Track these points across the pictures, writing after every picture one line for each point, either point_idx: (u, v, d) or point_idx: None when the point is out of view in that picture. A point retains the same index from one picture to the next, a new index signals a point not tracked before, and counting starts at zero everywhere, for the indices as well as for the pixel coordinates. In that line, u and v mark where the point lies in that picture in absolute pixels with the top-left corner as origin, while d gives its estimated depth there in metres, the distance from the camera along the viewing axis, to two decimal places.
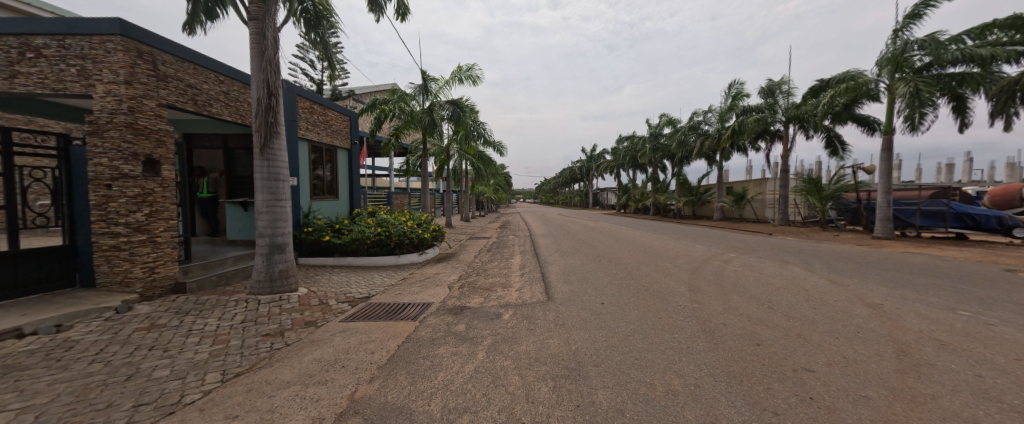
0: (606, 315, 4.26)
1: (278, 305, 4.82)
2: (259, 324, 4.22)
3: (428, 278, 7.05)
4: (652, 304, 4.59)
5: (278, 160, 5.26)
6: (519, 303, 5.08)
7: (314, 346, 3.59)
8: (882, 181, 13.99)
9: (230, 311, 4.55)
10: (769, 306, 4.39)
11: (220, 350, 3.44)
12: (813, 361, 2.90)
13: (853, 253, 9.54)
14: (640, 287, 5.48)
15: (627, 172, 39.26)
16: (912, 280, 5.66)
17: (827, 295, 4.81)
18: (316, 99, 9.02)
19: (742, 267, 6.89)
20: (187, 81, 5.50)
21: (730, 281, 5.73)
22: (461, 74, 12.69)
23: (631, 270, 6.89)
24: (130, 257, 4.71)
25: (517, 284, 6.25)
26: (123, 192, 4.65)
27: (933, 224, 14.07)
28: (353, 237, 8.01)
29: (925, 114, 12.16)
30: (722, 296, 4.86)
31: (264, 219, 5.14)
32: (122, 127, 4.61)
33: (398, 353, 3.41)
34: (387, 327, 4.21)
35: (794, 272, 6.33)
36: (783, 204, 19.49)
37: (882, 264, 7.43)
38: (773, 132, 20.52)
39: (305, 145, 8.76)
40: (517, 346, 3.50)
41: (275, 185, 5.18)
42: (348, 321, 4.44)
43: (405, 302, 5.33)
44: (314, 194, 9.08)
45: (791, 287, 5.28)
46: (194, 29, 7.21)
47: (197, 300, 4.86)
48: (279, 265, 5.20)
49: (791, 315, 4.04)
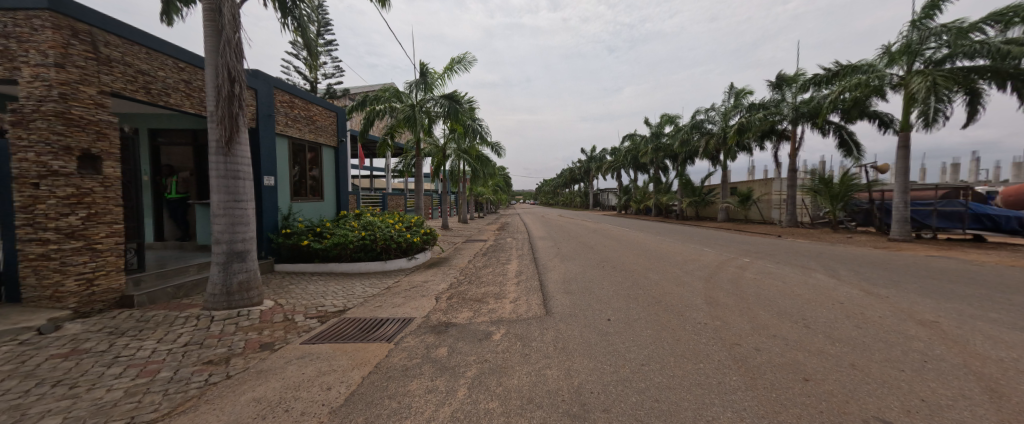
0: (614, 336, 3.62)
1: (233, 322, 4.16)
2: (205, 347, 3.58)
3: (415, 287, 6.39)
4: (667, 323, 3.94)
5: (238, 156, 4.61)
6: (513, 318, 4.44)
7: (260, 379, 2.94)
8: (898, 181, 13.30)
9: (175, 331, 3.90)
10: (805, 324, 3.72)
11: (141, 387, 2.79)
12: (886, 406, 2.25)
13: (875, 257, 8.87)
14: (649, 300, 4.83)
15: (628, 173, 38.69)
16: (957, 291, 5.02)
17: (869, 310, 4.15)
18: (297, 92, 8.35)
19: (761, 275, 6.25)
20: (137, 66, 4.86)
21: (752, 292, 5.08)
22: (456, 65, 12.11)
23: (638, 278, 6.22)
24: (62, 268, 4.04)
25: (512, 295, 5.60)
26: (52, 191, 3.99)
27: (950, 226, 13.43)
28: (335, 242, 7.33)
29: (942, 110, 11.46)
30: (747, 310, 4.22)
31: (221, 223, 4.46)
32: (50, 117, 3.97)
33: (358, 391, 2.75)
34: (354, 350, 3.54)
35: (821, 281, 5.67)
36: (791, 205, 18.90)
37: (914, 270, 6.76)
38: (780, 131, 19.79)
39: (284, 142, 8.10)
40: (507, 379, 2.85)
41: (235, 184, 4.53)
42: (310, 343, 3.76)
43: (383, 318, 4.67)
44: (295, 194, 8.43)
45: (823, 300, 4.62)
46: (171, 18, 6.44)
47: (141, 318, 4.20)
48: (239, 275, 4.54)
49: (833, 336, 3.40)
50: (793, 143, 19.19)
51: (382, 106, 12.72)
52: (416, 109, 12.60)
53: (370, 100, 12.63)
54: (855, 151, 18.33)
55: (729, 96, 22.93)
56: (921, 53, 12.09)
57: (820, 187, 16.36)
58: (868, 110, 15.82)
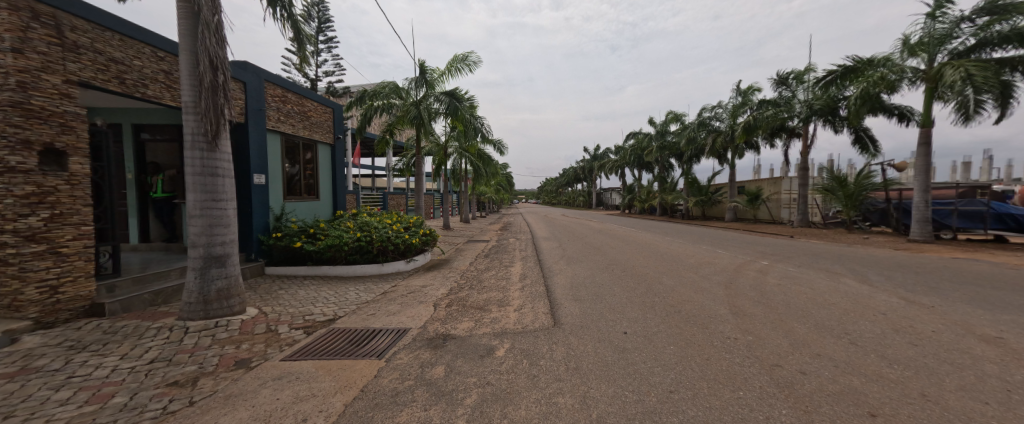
0: (633, 353, 3.19)
1: (210, 334, 3.77)
2: (173, 365, 3.19)
3: (412, 292, 5.97)
4: (692, 337, 3.49)
5: (218, 151, 4.17)
6: (519, 330, 4.03)
7: (226, 407, 2.53)
8: (919, 179, 12.70)
9: (143, 345, 3.50)
10: (851, 340, 3.27)
11: (86, 417, 2.38)
12: None
13: (902, 260, 8.37)
14: (668, 310, 4.39)
15: (631, 171, 38.10)
16: (1009, 299, 4.54)
17: (919, 323, 3.69)
18: (289, 86, 7.95)
19: (785, 280, 5.78)
20: (110, 54, 4.48)
21: (781, 301, 4.62)
22: (458, 62, 11.70)
23: (653, 284, 5.77)
24: (21, 274, 3.64)
25: (517, 302, 5.19)
26: (9, 190, 3.58)
27: (971, 226, 12.88)
28: (329, 244, 6.91)
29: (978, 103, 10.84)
30: (780, 323, 3.77)
31: (197, 224, 4.03)
32: (6, 107, 3.55)
33: (339, 422, 2.33)
34: (340, 370, 3.12)
35: (853, 288, 5.21)
36: (802, 204, 18.35)
37: (949, 275, 6.26)
38: (791, 129, 19.11)
39: (276, 138, 7.70)
40: (513, 409, 2.42)
41: (214, 182, 4.11)
42: (292, 359, 3.33)
43: (375, 329, 4.25)
44: (289, 194, 8.03)
45: (862, 310, 4.15)
46: None
47: (109, 329, 3.81)
48: (218, 282, 4.14)
49: (888, 356, 2.95)
50: (805, 141, 18.61)
51: (380, 103, 12.23)
52: (416, 105, 12.13)
53: (369, 96, 12.18)
54: (871, 148, 17.75)
55: (737, 93, 22.36)
56: (946, 45, 11.63)
57: (834, 187, 15.78)
58: (884, 106, 15.26)
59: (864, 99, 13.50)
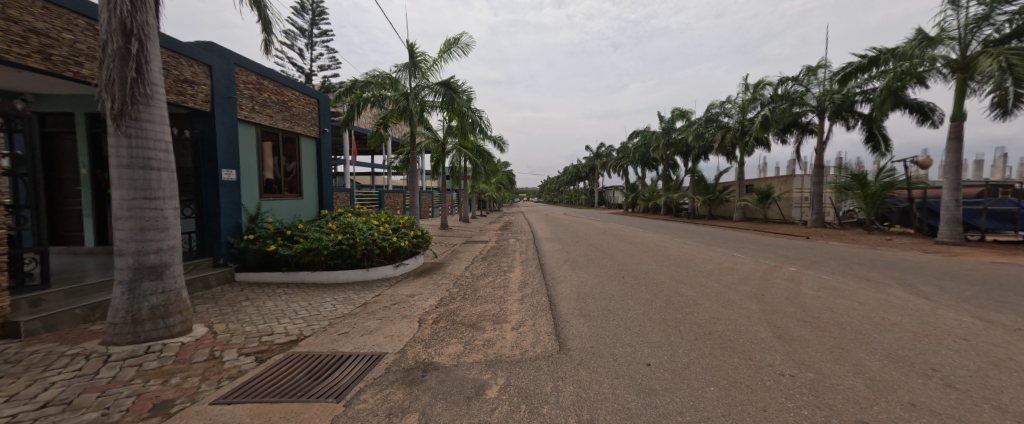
0: (663, 398, 2.46)
1: (136, 364, 3.08)
2: (69, 410, 2.47)
3: (397, 304, 5.24)
4: (735, 373, 2.75)
5: (146, 138, 3.41)
6: (517, 358, 3.28)
7: None
8: (948, 177, 11.84)
9: (43, 379, 2.78)
10: (948, 382, 2.51)
11: None
12: None
13: (941, 265, 7.57)
14: (696, 332, 3.65)
15: (635, 169, 37.21)
16: None
17: (1020, 355, 2.93)
18: (265, 73, 7.23)
19: (823, 291, 5.04)
20: (27, 23, 3.75)
21: (831, 320, 3.86)
22: (451, 48, 10.95)
23: (671, 296, 5.03)
24: None
25: (515, 317, 4.47)
26: None
27: (1001, 227, 12.06)
28: (306, 247, 6.16)
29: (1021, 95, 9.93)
30: (842, 353, 3.01)
31: (124, 228, 3.31)
32: None
33: None
34: (282, 419, 2.39)
35: (910, 302, 4.45)
36: (817, 203, 17.52)
37: (1010, 284, 5.47)
38: (804, 124, 18.37)
39: (250, 129, 6.96)
40: None
41: (141, 176, 3.37)
42: (227, 402, 2.60)
43: (343, 356, 3.50)
44: (266, 192, 7.31)
45: (937, 334, 3.39)
46: None
47: (14, 356, 3.11)
48: (151, 298, 3.44)
49: (1017, 410, 2.17)
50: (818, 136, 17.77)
51: (370, 94, 11.47)
52: (407, 96, 11.35)
53: (358, 87, 11.42)
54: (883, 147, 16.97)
55: (746, 87, 21.54)
56: (978, 33, 10.85)
57: (852, 184, 14.95)
58: (906, 100, 14.42)
59: (890, 93, 12.74)
